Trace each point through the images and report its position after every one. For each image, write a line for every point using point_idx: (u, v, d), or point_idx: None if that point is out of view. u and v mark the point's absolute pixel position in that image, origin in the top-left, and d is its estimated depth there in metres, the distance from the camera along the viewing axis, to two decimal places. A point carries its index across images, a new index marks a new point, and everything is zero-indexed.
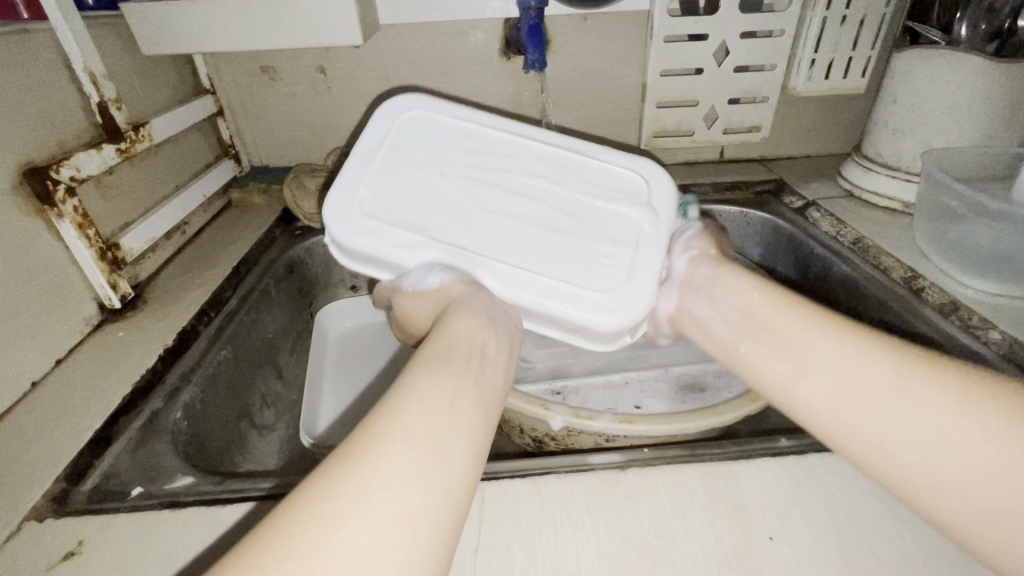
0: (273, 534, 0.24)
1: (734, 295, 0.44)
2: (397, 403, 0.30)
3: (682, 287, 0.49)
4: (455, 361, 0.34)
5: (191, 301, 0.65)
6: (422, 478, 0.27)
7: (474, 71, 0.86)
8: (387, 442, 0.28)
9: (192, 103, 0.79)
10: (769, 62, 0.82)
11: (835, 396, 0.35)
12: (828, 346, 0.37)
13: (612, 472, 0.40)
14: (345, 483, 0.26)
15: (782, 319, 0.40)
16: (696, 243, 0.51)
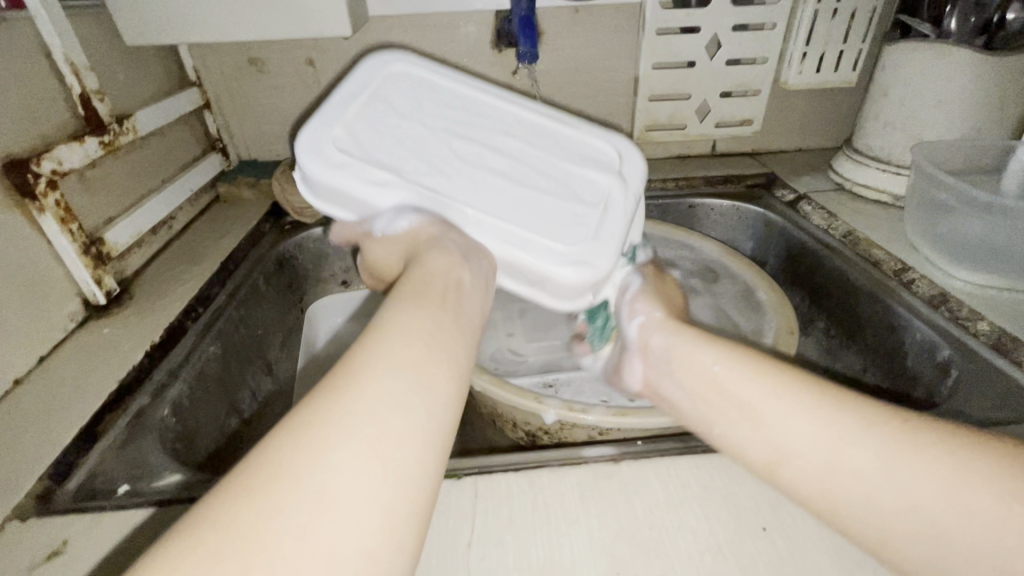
0: (258, 463, 0.25)
1: (697, 367, 0.42)
2: (372, 335, 0.30)
3: (645, 358, 0.48)
4: (430, 295, 0.34)
5: (179, 296, 0.64)
6: (403, 396, 0.28)
7: (466, 63, 0.85)
8: (364, 369, 0.28)
9: (178, 96, 0.78)
10: (761, 55, 0.82)
11: (813, 478, 0.33)
12: (798, 415, 0.35)
13: (605, 465, 0.40)
14: (327, 408, 0.26)
15: (744, 388, 0.39)
16: (644, 303, 0.50)
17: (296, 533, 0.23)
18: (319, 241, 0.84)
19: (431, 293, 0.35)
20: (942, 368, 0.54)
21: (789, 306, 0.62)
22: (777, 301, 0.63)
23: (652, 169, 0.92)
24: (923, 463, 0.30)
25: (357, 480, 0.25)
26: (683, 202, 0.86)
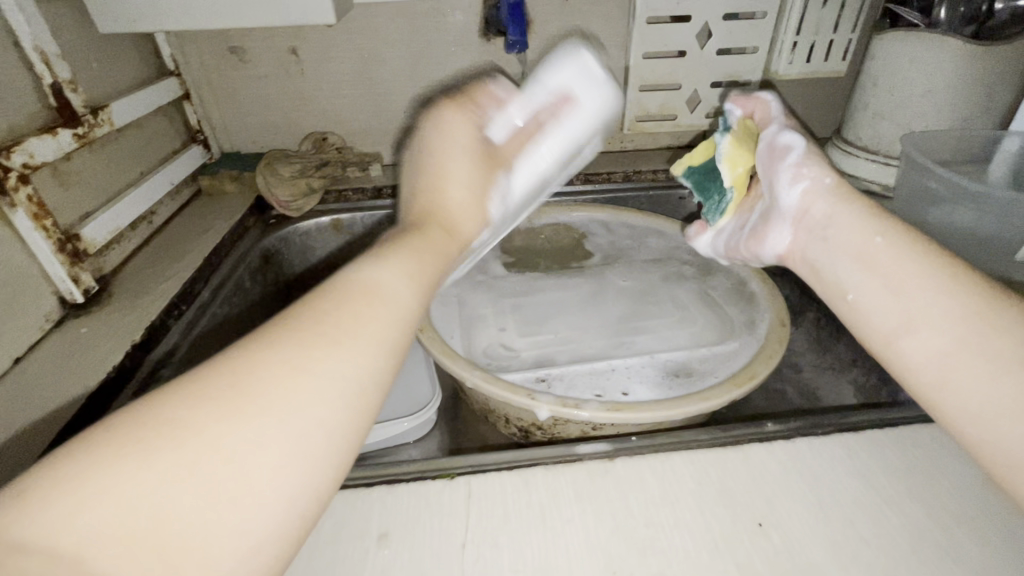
0: (194, 380, 0.26)
1: (856, 238, 0.43)
2: (338, 290, 0.32)
3: (798, 223, 0.48)
4: (416, 267, 0.37)
5: (161, 292, 0.62)
6: (343, 356, 0.29)
7: (454, 53, 0.83)
8: (319, 322, 0.30)
9: (156, 86, 0.75)
10: (752, 44, 0.81)
11: (930, 348, 0.36)
12: (938, 289, 0.37)
13: (600, 461, 0.39)
14: (285, 358, 0.28)
15: (902, 261, 0.40)
16: (819, 168, 0.48)
17: (202, 449, 0.24)
18: (305, 235, 0.83)
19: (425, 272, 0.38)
20: None
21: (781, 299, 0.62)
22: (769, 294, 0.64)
23: (643, 160, 0.92)
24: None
25: (268, 416, 0.26)
26: (673, 194, 0.86)
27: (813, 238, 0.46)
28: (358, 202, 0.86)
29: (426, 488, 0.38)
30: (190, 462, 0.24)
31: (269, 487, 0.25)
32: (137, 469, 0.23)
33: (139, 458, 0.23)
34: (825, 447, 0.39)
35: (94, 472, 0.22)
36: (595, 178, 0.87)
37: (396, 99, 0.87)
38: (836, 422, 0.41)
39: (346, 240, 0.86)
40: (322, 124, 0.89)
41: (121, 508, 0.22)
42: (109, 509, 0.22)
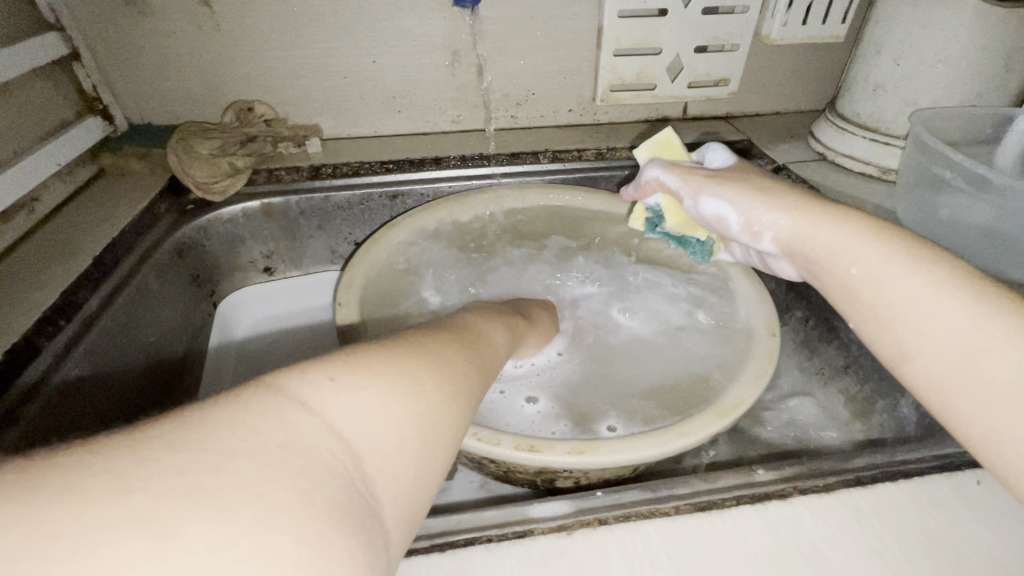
0: (407, 347, 0.30)
1: (838, 258, 0.40)
2: (476, 324, 0.41)
3: (792, 256, 0.45)
4: (504, 327, 0.47)
5: (31, 305, 0.51)
6: (490, 377, 0.36)
7: (399, 7, 0.71)
8: (472, 344, 0.37)
9: (28, 43, 0.61)
10: (741, 3, 0.71)
11: (948, 363, 0.33)
12: (932, 292, 0.35)
13: (556, 536, 0.31)
14: (457, 350, 0.34)
15: (886, 271, 0.37)
16: (768, 213, 0.46)
17: (431, 406, 0.27)
18: (230, 223, 0.71)
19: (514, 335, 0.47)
20: None
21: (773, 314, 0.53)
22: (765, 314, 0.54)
23: (617, 135, 0.82)
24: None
25: (465, 397, 0.30)
26: None
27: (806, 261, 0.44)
28: (291, 182, 0.74)
29: None
30: (425, 414, 0.27)
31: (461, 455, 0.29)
32: (381, 395, 0.26)
33: (396, 394, 0.26)
34: (825, 508, 0.33)
35: (371, 393, 0.25)
36: (564, 156, 0.78)
37: (333, 61, 0.75)
38: (834, 470, 0.35)
39: (279, 228, 0.75)
40: (247, 92, 0.76)
41: (384, 434, 0.25)
42: (377, 433, 0.24)
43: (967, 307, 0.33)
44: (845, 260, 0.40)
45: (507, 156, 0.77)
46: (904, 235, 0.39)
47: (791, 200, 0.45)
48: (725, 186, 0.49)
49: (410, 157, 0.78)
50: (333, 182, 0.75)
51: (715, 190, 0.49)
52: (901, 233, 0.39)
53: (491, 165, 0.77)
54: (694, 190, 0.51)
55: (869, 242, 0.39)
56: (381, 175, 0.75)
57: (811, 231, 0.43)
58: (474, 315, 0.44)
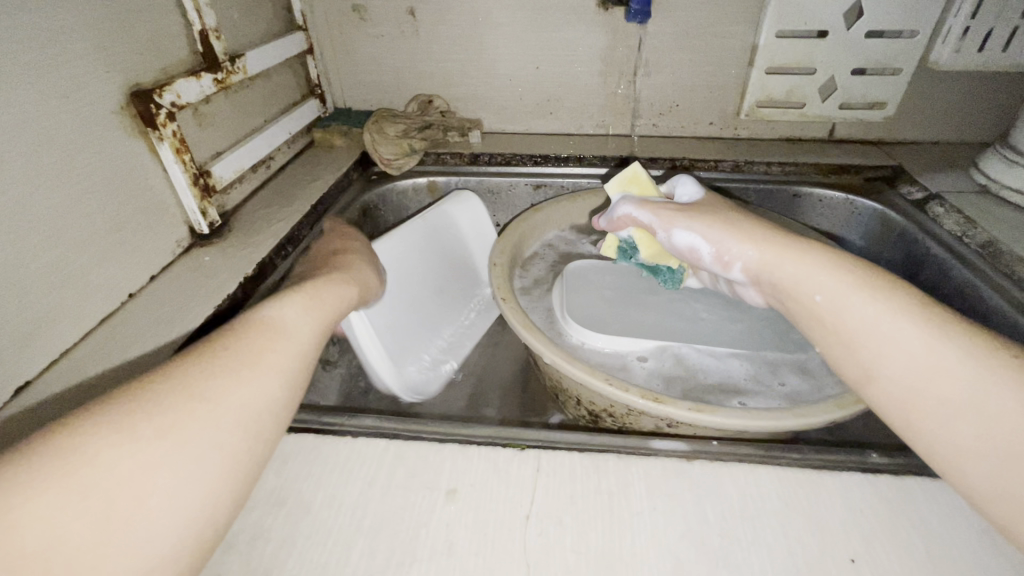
0: (146, 395, 0.28)
1: (806, 289, 0.40)
2: (271, 317, 0.37)
3: (760, 284, 0.45)
4: (320, 308, 0.41)
5: (271, 234, 0.67)
6: (274, 385, 0.33)
7: (568, 22, 0.81)
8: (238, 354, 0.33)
9: (286, 39, 0.80)
10: (910, 28, 0.71)
11: (903, 384, 0.34)
12: (882, 318, 0.36)
13: (677, 460, 0.37)
14: (204, 374, 0.31)
15: (849, 298, 0.38)
16: (740, 243, 0.45)
17: (151, 479, 0.26)
18: (402, 194, 0.85)
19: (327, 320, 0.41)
20: None
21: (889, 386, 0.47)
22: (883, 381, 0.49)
23: (756, 150, 0.85)
24: (1007, 401, 0.31)
25: (206, 442, 0.28)
26: (786, 189, 0.78)
27: (776, 292, 0.43)
28: (454, 166, 0.87)
29: (497, 452, 0.38)
30: (129, 496, 0.25)
31: (207, 505, 0.27)
32: (62, 489, 0.23)
33: (73, 490, 0.24)
34: (940, 494, 0.35)
35: (41, 496, 0.23)
36: (700, 165, 0.82)
37: (504, 66, 0.86)
38: None
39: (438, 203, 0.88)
40: (429, 87, 0.91)
41: (59, 536, 0.23)
42: (55, 534, 0.23)
43: (927, 330, 0.35)
44: (811, 292, 0.40)
45: (646, 159, 0.83)
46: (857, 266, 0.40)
47: (759, 232, 0.45)
48: (696, 217, 0.48)
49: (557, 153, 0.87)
50: (488, 169, 0.86)
51: (687, 221, 0.48)
52: (855, 263, 0.40)
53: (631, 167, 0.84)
54: (667, 224, 0.49)
55: (834, 272, 0.40)
56: (530, 166, 0.85)
57: (777, 262, 0.42)
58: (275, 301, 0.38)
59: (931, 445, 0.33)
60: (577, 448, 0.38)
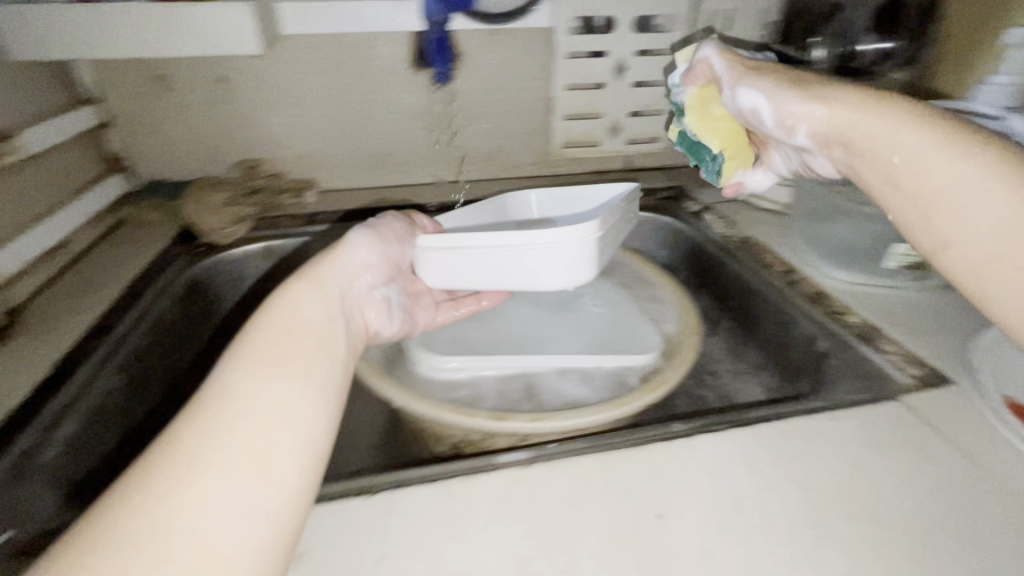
0: (147, 494, 0.28)
1: (876, 147, 0.40)
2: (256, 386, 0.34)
3: (823, 149, 0.44)
4: (289, 354, 0.37)
5: (71, 329, 0.60)
6: (276, 457, 0.32)
7: (386, 83, 0.86)
8: (176, 441, 0.30)
9: (72, 114, 0.73)
10: (662, 78, 0.89)
11: (991, 243, 0.35)
12: (981, 177, 0.36)
13: (516, 468, 0.41)
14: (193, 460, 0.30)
15: (932, 157, 0.37)
16: (803, 106, 0.44)
17: None
18: (236, 261, 0.81)
19: (304, 361, 0.38)
20: (822, 356, 0.58)
21: (686, 363, 0.57)
22: (680, 359, 0.58)
23: (572, 184, 0.97)
24: None
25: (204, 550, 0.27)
26: None
27: (835, 147, 0.43)
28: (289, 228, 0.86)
29: (347, 503, 0.38)
30: None
31: None
32: None
33: None
34: (721, 444, 0.43)
35: None
36: None
37: (330, 127, 0.88)
38: (733, 418, 0.45)
39: (278, 267, 0.84)
40: (253, 152, 0.88)
41: None
42: None
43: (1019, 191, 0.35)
44: (885, 151, 0.39)
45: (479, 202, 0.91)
46: (946, 126, 0.38)
47: (827, 92, 0.43)
48: (762, 77, 0.47)
49: (395, 205, 0.91)
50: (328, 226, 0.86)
51: (751, 83, 0.48)
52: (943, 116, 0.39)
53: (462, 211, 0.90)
54: (734, 80, 0.50)
55: (918, 130, 0.38)
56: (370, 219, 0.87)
57: (850, 122, 0.41)
58: (251, 368, 0.35)
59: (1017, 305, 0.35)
60: (427, 480, 0.40)
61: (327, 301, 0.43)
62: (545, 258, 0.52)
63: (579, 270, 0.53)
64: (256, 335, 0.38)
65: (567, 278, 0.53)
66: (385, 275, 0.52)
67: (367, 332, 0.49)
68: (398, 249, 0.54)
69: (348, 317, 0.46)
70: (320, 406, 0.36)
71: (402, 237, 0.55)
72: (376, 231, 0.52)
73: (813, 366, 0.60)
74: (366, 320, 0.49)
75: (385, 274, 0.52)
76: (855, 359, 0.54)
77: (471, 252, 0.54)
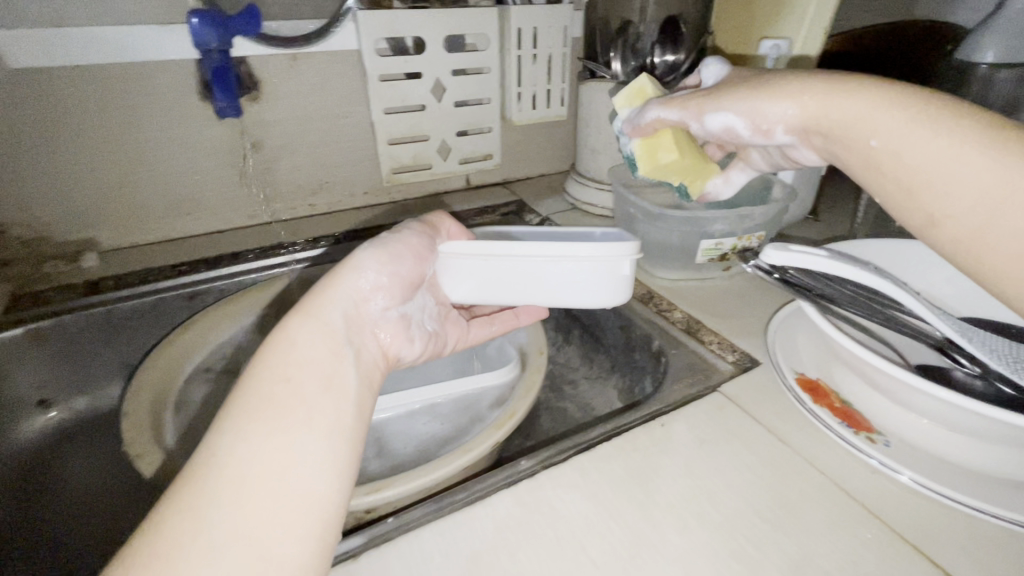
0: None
1: (852, 135, 0.39)
2: (256, 452, 0.33)
3: (806, 139, 0.44)
4: (289, 412, 0.35)
5: None
6: (276, 533, 0.31)
7: (170, 118, 0.73)
8: (173, 504, 0.30)
9: None
10: (484, 96, 0.89)
11: (975, 213, 0.34)
12: (951, 145, 0.35)
13: (344, 564, 0.35)
14: (194, 538, 0.29)
15: (905, 135, 0.37)
16: (774, 106, 0.44)
17: None
18: None
19: (310, 418, 0.36)
20: (656, 353, 0.60)
21: (535, 385, 0.55)
22: (528, 381, 0.56)
23: (412, 209, 0.93)
24: None
25: None
26: None
27: (814, 136, 0.43)
28: (65, 303, 0.69)
29: None
30: None
31: None
32: None
33: None
34: (564, 475, 0.41)
35: None
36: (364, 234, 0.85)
37: (104, 174, 0.73)
38: (576, 443, 0.44)
39: (51, 349, 0.68)
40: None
41: None
42: None
43: (996, 157, 0.33)
44: (859, 133, 0.39)
45: (309, 240, 0.83)
46: (946, 103, 0.36)
47: (792, 86, 0.43)
48: (723, 98, 0.47)
49: (207, 256, 0.79)
50: (118, 293, 0.71)
51: (715, 107, 0.48)
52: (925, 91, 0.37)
53: (290, 252, 0.80)
54: (697, 112, 0.50)
55: (890, 109, 0.38)
56: (174, 277, 0.74)
57: (821, 112, 0.41)
58: (252, 428, 0.34)
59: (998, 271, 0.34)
60: None
61: (337, 343, 0.41)
62: (575, 276, 0.50)
63: (595, 291, 0.50)
64: (259, 386, 0.36)
65: (591, 298, 0.51)
66: (400, 294, 0.47)
67: (384, 356, 0.46)
68: (414, 268, 0.48)
69: (356, 347, 0.42)
70: (329, 463, 0.34)
71: (421, 253, 0.49)
72: (386, 249, 0.47)
73: (648, 364, 0.62)
74: (382, 344, 0.45)
75: (400, 294, 0.47)
76: (683, 352, 0.57)
77: (501, 262, 0.50)
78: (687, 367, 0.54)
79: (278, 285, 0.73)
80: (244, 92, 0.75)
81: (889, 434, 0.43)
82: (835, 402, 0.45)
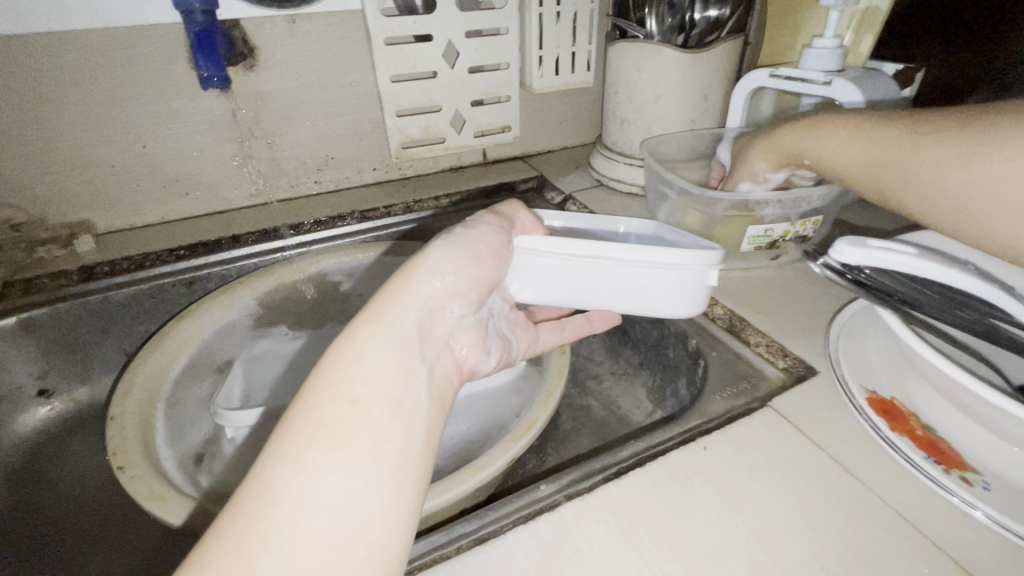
0: None
1: (796, 156, 0.52)
2: (310, 490, 0.27)
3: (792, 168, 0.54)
4: (354, 442, 0.29)
5: None
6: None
7: (160, 89, 0.67)
8: (212, 542, 0.25)
9: None
10: (502, 61, 0.80)
11: (875, 181, 0.45)
12: (833, 140, 0.48)
13: None
14: None
15: (812, 145, 0.50)
16: (754, 169, 0.56)
17: None
18: None
19: (376, 450, 0.29)
20: (693, 355, 0.53)
21: (557, 390, 0.48)
22: (551, 385, 0.49)
23: (423, 186, 0.86)
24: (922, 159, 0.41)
25: None
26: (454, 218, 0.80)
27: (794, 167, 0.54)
28: (57, 290, 0.64)
29: None
30: None
31: None
32: None
33: None
34: (592, 508, 0.35)
35: None
36: (372, 215, 0.79)
37: (93, 151, 0.68)
38: (605, 466, 0.38)
39: (43, 342, 0.62)
40: None
41: None
42: None
43: (858, 139, 0.46)
44: (798, 156, 0.52)
45: (314, 221, 0.77)
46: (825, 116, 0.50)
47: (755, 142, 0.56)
48: (730, 181, 0.59)
49: (205, 238, 0.73)
50: (113, 281, 0.67)
51: (732, 187, 0.58)
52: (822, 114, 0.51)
53: (294, 233, 0.75)
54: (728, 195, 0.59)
55: (799, 132, 0.51)
56: (171, 263, 0.69)
57: (774, 152, 0.54)
58: (309, 458, 0.28)
59: (900, 206, 0.44)
60: None
61: (405, 358, 0.33)
62: (659, 280, 0.44)
63: (674, 300, 0.44)
64: (318, 404, 0.30)
65: (666, 307, 0.45)
66: (477, 300, 0.39)
67: (458, 371, 0.38)
68: (493, 269, 0.40)
69: (430, 363, 0.35)
70: (396, 503, 0.29)
71: (499, 252, 0.41)
72: (464, 248, 0.38)
73: (683, 365, 0.55)
74: (457, 357, 0.38)
75: (476, 300, 0.39)
76: (727, 355, 0.50)
77: (598, 263, 0.43)
78: (733, 374, 0.47)
79: (281, 270, 0.68)
80: (237, 61, 0.69)
81: (988, 472, 0.36)
82: (916, 428, 0.39)
